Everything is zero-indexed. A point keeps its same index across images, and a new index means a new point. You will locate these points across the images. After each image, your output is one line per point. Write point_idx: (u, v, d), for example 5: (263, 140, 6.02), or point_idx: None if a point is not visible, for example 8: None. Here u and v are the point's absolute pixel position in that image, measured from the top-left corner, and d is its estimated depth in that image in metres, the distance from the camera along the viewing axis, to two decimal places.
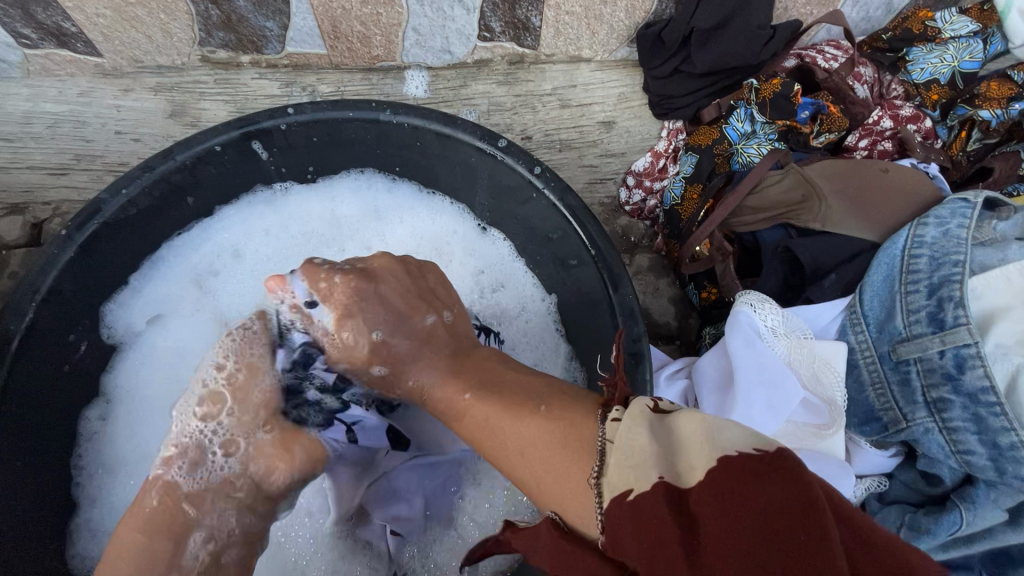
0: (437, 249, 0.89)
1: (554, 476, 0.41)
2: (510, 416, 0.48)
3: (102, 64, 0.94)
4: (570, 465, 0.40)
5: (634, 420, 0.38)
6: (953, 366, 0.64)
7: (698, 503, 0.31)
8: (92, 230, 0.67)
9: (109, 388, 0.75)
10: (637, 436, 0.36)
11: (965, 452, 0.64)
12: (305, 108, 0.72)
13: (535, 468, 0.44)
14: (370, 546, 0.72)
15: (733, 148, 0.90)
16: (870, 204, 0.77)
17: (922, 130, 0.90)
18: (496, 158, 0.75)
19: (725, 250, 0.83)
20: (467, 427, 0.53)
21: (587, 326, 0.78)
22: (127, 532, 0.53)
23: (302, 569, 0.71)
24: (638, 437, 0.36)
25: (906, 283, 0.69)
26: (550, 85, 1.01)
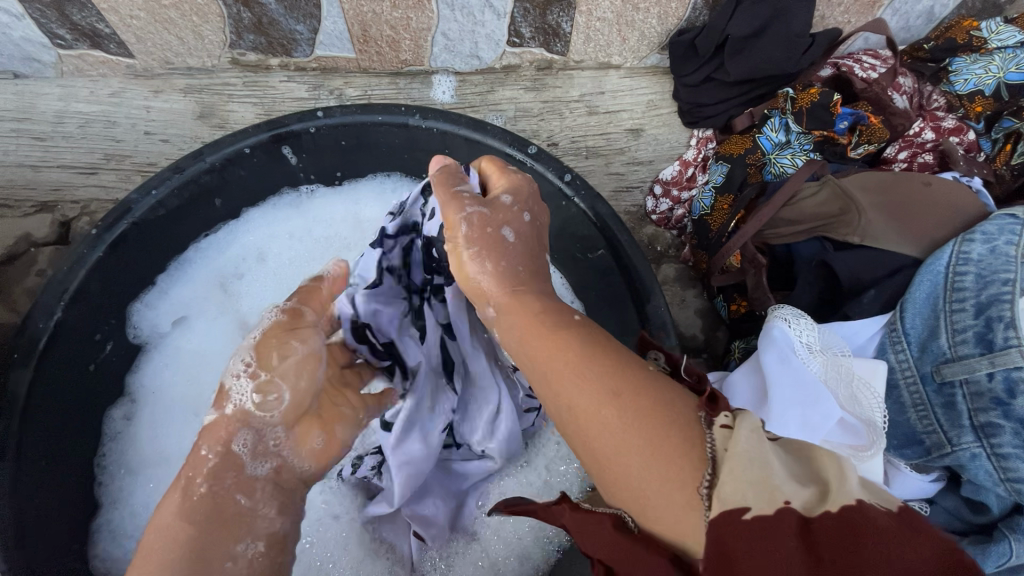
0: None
1: (641, 454, 0.35)
2: (598, 358, 0.40)
3: (134, 65, 0.95)
4: (672, 453, 0.35)
5: (753, 433, 0.35)
6: (1004, 391, 0.61)
7: (831, 535, 0.30)
8: (121, 230, 0.67)
9: (133, 388, 0.76)
10: (755, 449, 0.33)
11: (1017, 480, 0.60)
12: (335, 112, 0.72)
13: (607, 432, 0.37)
14: (393, 548, 0.71)
15: (766, 159, 0.88)
16: (912, 218, 0.74)
17: (965, 143, 0.86)
18: (526, 165, 0.74)
19: (759, 262, 0.80)
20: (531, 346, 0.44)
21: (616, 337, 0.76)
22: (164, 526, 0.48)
23: (323, 568, 0.71)
24: (757, 452, 0.33)
25: (951, 302, 0.66)
26: (578, 91, 1.00)
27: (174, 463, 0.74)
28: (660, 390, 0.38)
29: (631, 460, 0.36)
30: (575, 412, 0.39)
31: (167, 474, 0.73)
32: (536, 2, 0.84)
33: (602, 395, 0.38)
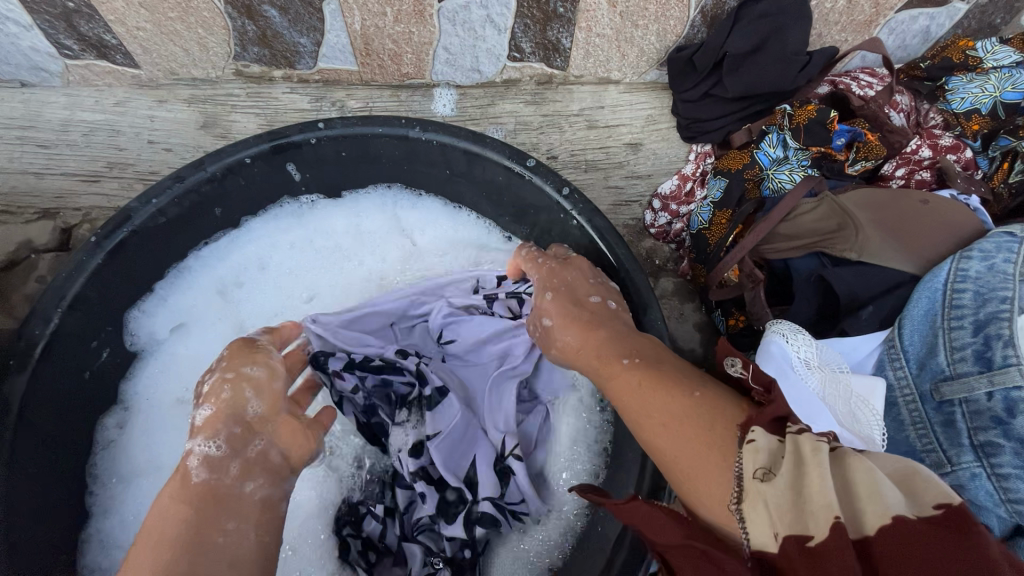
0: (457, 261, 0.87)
1: (693, 461, 0.42)
2: (661, 390, 0.49)
3: (140, 76, 0.96)
4: (708, 460, 0.41)
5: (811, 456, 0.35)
6: (1004, 410, 0.60)
7: (883, 549, 0.31)
8: (120, 238, 0.67)
9: (127, 396, 0.75)
10: (865, 479, 0.33)
11: (1018, 501, 0.57)
12: (335, 123, 0.73)
13: (684, 463, 0.43)
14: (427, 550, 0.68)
15: (764, 174, 0.88)
16: (909, 236, 0.75)
17: (962, 160, 0.87)
18: (525, 178, 0.74)
19: (756, 278, 0.80)
20: (612, 386, 0.55)
21: None
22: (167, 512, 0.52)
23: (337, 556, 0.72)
24: (864, 480, 0.33)
25: (949, 319, 0.66)
26: (578, 105, 1.00)
27: (164, 470, 0.73)
28: (711, 410, 0.45)
29: (687, 471, 0.43)
30: (662, 453, 0.46)
31: (154, 482, 0.73)
32: (537, 19, 0.86)
33: (678, 438, 0.45)
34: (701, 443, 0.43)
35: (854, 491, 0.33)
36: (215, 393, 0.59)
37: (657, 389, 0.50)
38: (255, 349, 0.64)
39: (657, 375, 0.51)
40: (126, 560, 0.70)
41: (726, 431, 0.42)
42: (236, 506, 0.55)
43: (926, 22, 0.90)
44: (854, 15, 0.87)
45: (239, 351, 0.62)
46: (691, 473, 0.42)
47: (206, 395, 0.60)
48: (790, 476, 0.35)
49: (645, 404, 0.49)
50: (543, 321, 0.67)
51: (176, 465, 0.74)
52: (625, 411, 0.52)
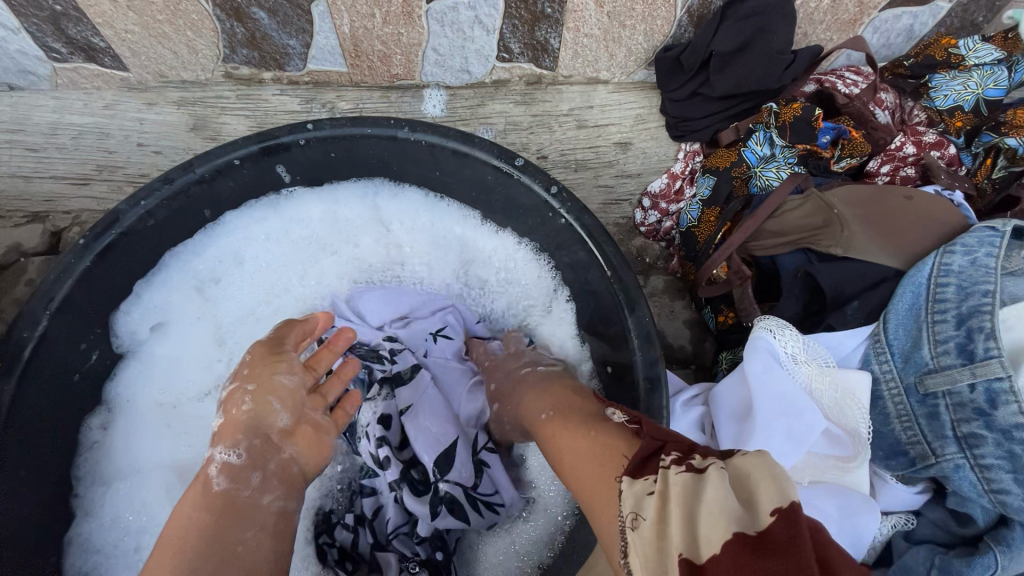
0: (436, 248, 0.88)
1: (593, 502, 0.42)
2: (572, 436, 0.51)
3: (128, 78, 0.96)
4: (600, 501, 0.41)
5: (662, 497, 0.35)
6: (985, 401, 0.61)
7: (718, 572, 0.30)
8: (109, 240, 0.67)
9: (110, 397, 0.75)
10: (708, 498, 0.33)
11: (1000, 492, 0.61)
12: (324, 124, 0.73)
13: (587, 506, 0.43)
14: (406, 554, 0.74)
15: (752, 171, 0.89)
16: (894, 231, 0.75)
17: (946, 157, 0.88)
18: (513, 177, 0.74)
19: (743, 274, 0.81)
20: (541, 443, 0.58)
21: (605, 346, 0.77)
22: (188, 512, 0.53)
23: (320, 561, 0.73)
24: (709, 499, 0.33)
25: (932, 313, 0.67)
26: (567, 105, 1.01)
27: (146, 471, 0.74)
28: (603, 449, 0.45)
29: (591, 513, 0.42)
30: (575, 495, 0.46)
31: (135, 483, 0.73)
32: (525, 19, 0.86)
33: (581, 479, 0.45)
34: (596, 485, 0.43)
35: (702, 511, 0.32)
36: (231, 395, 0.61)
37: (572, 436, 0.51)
38: (278, 357, 0.64)
39: (569, 424, 0.54)
40: (109, 562, 0.69)
41: (606, 465, 0.43)
42: (252, 516, 0.55)
43: (909, 21, 0.91)
44: (839, 14, 0.88)
45: (260, 356, 0.63)
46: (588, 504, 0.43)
47: (226, 396, 0.61)
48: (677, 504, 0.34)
49: (564, 448, 0.51)
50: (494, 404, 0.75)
51: (157, 466, 0.74)
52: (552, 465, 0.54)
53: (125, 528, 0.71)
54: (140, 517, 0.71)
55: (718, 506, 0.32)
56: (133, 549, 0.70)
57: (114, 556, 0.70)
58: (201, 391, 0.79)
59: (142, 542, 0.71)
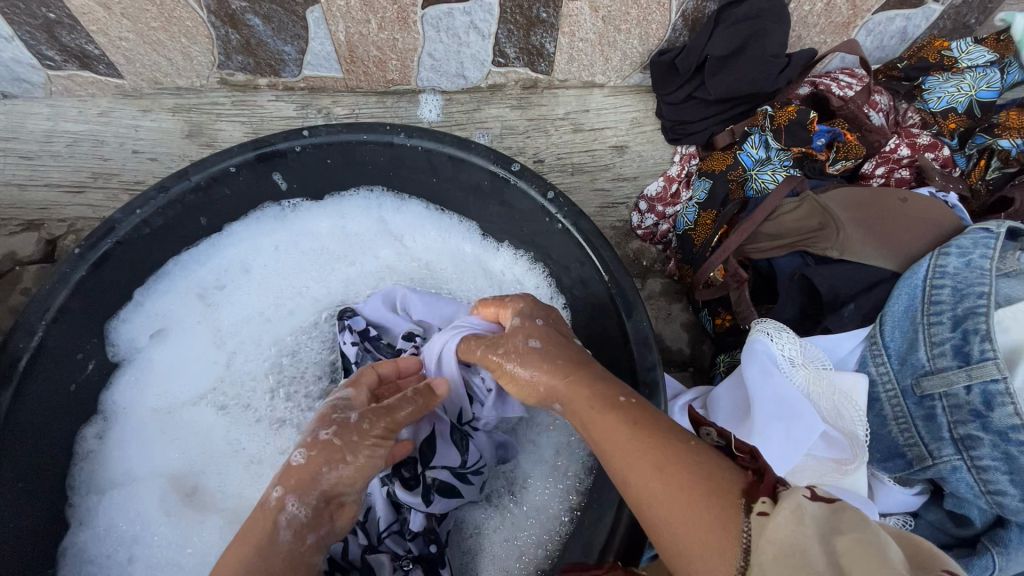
0: (454, 262, 0.88)
1: (691, 540, 0.38)
2: (653, 442, 0.44)
3: (123, 86, 0.96)
4: (707, 543, 0.37)
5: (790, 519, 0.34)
6: (981, 403, 0.62)
7: None
8: (104, 249, 0.67)
9: (107, 405, 0.75)
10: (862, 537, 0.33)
11: (997, 493, 0.61)
12: (320, 131, 0.73)
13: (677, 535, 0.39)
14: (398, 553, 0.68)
15: (747, 174, 0.89)
16: (889, 234, 0.76)
17: (940, 158, 0.88)
18: (510, 182, 0.75)
19: (740, 277, 0.82)
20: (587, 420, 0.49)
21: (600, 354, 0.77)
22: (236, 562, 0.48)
23: None
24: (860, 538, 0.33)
25: (928, 315, 0.67)
26: (563, 109, 1.01)
27: (140, 481, 0.72)
28: (705, 476, 0.40)
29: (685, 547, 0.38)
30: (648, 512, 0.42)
31: (128, 493, 0.71)
32: (521, 24, 0.86)
33: (674, 504, 0.40)
34: (696, 519, 0.38)
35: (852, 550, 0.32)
36: (326, 446, 0.52)
37: (655, 441, 0.44)
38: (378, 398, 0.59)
39: (646, 422, 0.46)
40: (99, 575, 0.68)
41: (724, 503, 0.38)
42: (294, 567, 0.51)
43: (902, 23, 0.91)
44: (832, 17, 0.88)
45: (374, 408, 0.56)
46: (677, 533, 0.39)
47: (321, 444, 0.53)
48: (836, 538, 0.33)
49: (635, 444, 0.44)
50: (528, 342, 0.58)
51: (150, 475, 0.73)
52: (605, 454, 0.46)
53: (120, 539, 0.70)
54: (135, 526, 0.70)
55: (880, 550, 0.31)
56: (125, 561, 0.69)
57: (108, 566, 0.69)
58: (198, 396, 0.78)
59: (134, 554, 0.69)
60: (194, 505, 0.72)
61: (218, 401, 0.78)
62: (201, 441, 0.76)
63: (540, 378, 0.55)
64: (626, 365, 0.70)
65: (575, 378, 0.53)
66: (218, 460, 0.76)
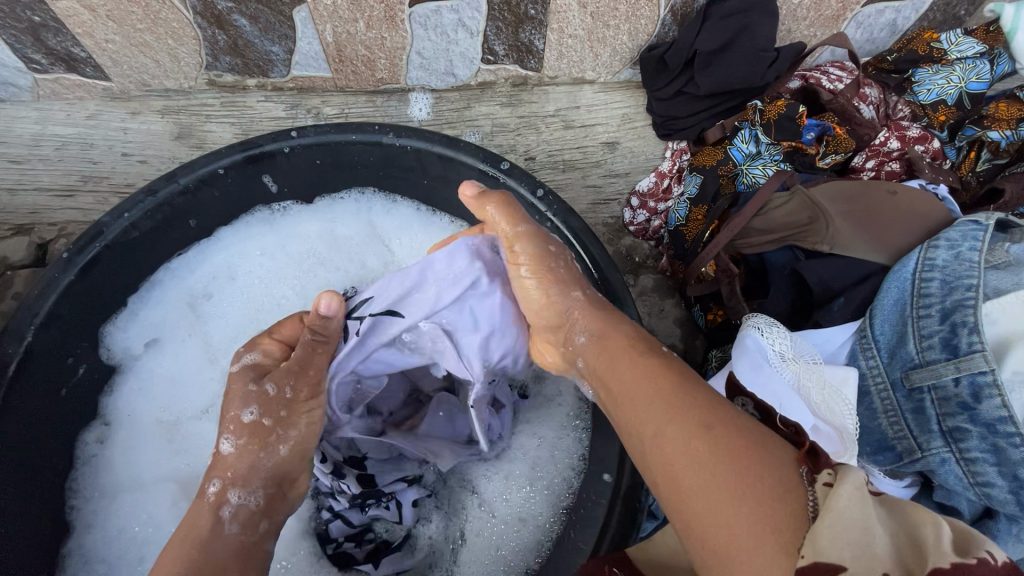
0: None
1: (727, 496, 0.40)
2: (691, 403, 0.46)
3: (111, 88, 0.95)
4: (746, 503, 0.39)
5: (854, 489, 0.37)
6: (969, 395, 0.62)
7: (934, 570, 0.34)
8: (93, 253, 0.67)
9: (110, 411, 0.75)
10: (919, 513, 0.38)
11: (985, 484, 0.61)
12: (308, 131, 0.73)
13: (710, 493, 0.41)
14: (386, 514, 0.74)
15: (738, 169, 0.90)
16: (878, 226, 0.76)
17: (930, 151, 0.88)
18: (498, 179, 0.74)
19: (731, 271, 0.82)
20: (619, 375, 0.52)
21: None
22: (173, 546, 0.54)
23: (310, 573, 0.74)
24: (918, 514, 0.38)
25: (917, 308, 0.67)
26: (554, 106, 1.01)
27: (147, 485, 0.73)
28: (747, 442, 0.42)
29: (718, 504, 0.40)
30: (674, 469, 0.44)
31: (138, 497, 0.72)
32: (508, 21, 0.86)
33: (712, 462, 0.42)
34: (737, 476, 0.40)
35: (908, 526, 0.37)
36: (256, 430, 0.59)
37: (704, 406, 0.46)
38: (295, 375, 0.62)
39: (680, 383, 0.48)
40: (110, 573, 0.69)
41: (783, 473, 0.40)
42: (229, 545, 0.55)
43: (893, 15, 0.91)
44: (821, 10, 0.88)
45: (281, 370, 0.61)
46: (715, 489, 0.41)
47: (250, 428, 0.59)
48: (882, 509, 0.39)
49: (682, 406, 0.46)
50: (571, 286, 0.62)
51: (157, 479, 0.74)
52: (636, 408, 0.49)
53: (131, 541, 0.71)
54: (146, 528, 0.71)
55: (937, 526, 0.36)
56: (136, 561, 0.70)
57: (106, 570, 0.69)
58: (199, 410, 0.78)
59: (145, 554, 0.70)
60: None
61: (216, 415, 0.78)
62: (203, 449, 0.76)
63: (578, 316, 0.60)
64: None
65: (609, 328, 0.58)
66: None
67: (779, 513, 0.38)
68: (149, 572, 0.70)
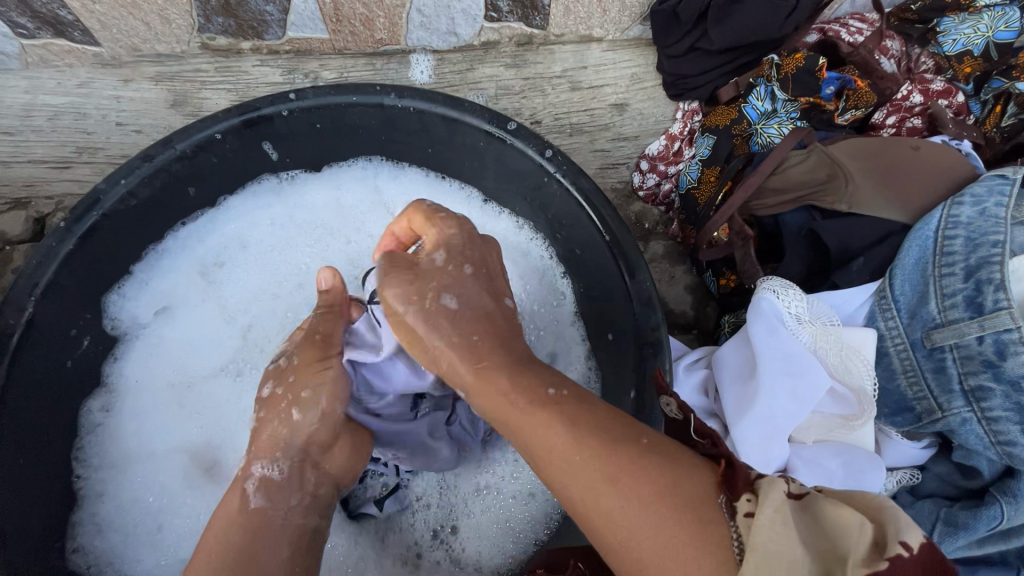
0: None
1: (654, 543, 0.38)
2: (604, 443, 0.43)
3: (101, 54, 0.92)
4: (674, 546, 0.37)
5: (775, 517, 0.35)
6: (994, 353, 0.61)
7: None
8: (91, 222, 0.65)
9: (115, 379, 0.75)
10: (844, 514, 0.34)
11: (1007, 443, 0.61)
12: (307, 93, 0.70)
13: (636, 539, 0.39)
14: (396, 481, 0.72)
15: (752, 129, 0.86)
16: (900, 185, 0.73)
17: (954, 105, 0.85)
18: (506, 141, 0.72)
19: (745, 234, 0.79)
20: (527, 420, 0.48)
21: (604, 330, 0.76)
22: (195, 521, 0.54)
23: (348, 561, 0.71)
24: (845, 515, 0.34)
25: (940, 266, 0.65)
26: (560, 66, 0.97)
27: (159, 456, 0.73)
28: (666, 474, 0.40)
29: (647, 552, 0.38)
30: (598, 515, 0.41)
31: (153, 467, 0.73)
32: None
33: (635, 505, 0.39)
34: (657, 518, 0.38)
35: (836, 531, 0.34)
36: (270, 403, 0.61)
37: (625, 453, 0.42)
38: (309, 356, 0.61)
39: (589, 417, 0.45)
40: (125, 541, 0.70)
41: (702, 504, 0.38)
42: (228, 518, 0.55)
43: None
44: None
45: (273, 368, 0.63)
46: (642, 537, 0.39)
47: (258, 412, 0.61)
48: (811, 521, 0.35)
49: (597, 448, 0.43)
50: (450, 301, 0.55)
51: (168, 450, 0.74)
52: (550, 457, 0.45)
53: (147, 510, 0.71)
54: (161, 498, 0.72)
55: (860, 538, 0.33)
56: (154, 529, 0.71)
57: (131, 537, 0.70)
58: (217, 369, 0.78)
59: (163, 523, 0.71)
60: (215, 476, 0.74)
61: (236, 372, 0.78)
62: (217, 413, 0.76)
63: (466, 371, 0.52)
64: (628, 325, 0.69)
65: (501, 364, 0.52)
66: (230, 432, 0.76)
67: (707, 548, 0.36)
68: (167, 538, 0.71)
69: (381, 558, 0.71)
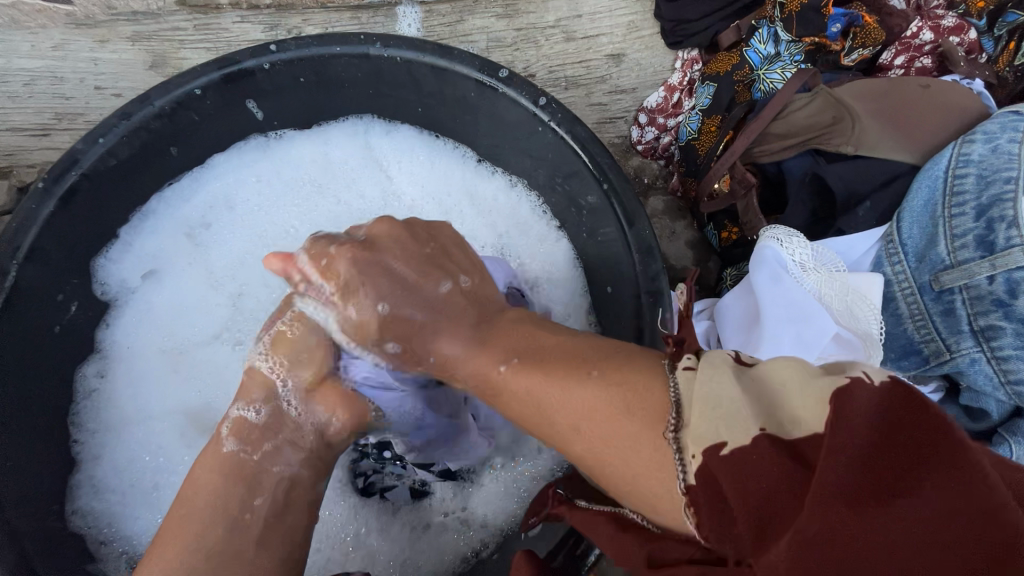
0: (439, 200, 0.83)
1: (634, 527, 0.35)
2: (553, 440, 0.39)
3: (74, 13, 0.88)
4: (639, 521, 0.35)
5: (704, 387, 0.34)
6: (1004, 292, 0.59)
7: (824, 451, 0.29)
8: (70, 182, 0.63)
9: (105, 345, 0.73)
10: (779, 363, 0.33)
11: (1017, 383, 0.59)
12: (288, 44, 0.67)
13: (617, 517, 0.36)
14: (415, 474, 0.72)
15: (754, 74, 0.83)
16: (909, 125, 0.71)
17: (966, 43, 0.81)
18: (496, 90, 0.69)
19: (747, 182, 0.76)
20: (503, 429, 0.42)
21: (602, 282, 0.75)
22: (198, 480, 0.53)
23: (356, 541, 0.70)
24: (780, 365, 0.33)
25: (949, 206, 0.63)
26: (553, 16, 0.93)
27: (153, 418, 0.73)
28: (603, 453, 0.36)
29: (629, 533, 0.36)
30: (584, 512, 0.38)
31: (144, 429, 0.72)
32: None
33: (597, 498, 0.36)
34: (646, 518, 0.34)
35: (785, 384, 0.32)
36: None
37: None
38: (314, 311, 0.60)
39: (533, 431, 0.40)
40: (121, 501, 0.70)
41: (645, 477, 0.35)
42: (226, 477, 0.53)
43: None
44: None
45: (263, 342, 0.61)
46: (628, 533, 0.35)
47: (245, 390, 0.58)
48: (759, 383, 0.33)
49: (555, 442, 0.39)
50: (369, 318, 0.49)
51: (164, 414, 0.73)
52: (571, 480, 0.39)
53: (141, 470, 0.71)
54: (155, 460, 0.72)
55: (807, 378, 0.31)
56: (150, 489, 0.71)
57: (130, 497, 0.70)
58: (211, 334, 0.77)
59: (158, 483, 0.71)
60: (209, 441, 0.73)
61: (231, 338, 0.77)
62: (212, 378, 0.75)
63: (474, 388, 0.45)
64: (628, 277, 0.67)
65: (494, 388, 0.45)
66: (225, 392, 0.75)
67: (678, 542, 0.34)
68: (163, 500, 0.71)
69: (386, 529, 0.70)
